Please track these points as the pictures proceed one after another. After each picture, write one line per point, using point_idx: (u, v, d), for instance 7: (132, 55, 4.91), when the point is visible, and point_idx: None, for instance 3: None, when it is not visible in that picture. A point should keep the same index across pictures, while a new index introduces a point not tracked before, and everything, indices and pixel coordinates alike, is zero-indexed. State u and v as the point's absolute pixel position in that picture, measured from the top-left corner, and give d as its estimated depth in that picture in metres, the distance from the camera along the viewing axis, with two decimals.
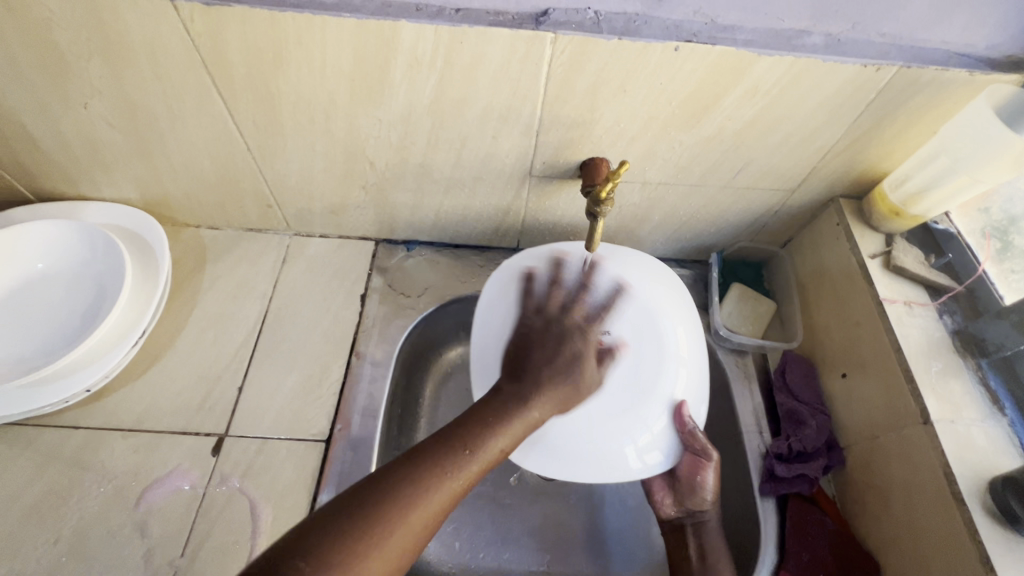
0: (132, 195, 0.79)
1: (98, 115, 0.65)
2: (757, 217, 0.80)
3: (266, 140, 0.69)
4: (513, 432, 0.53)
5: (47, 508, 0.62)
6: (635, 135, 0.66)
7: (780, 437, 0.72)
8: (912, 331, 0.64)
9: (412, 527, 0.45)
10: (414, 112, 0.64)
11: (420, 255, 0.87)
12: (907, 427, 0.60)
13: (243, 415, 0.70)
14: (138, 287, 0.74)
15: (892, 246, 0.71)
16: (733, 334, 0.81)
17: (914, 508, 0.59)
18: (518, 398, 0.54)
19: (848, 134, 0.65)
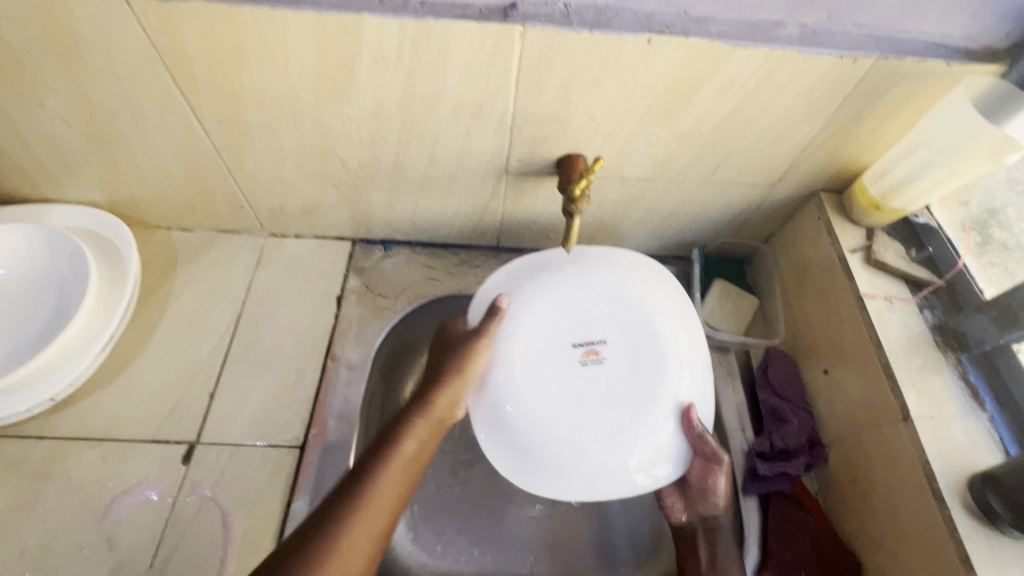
0: (98, 197, 0.77)
1: (56, 115, 0.63)
2: (738, 212, 0.79)
3: (233, 139, 0.67)
4: (426, 426, 0.62)
5: (10, 521, 0.61)
6: (610, 130, 0.64)
7: (762, 434, 0.71)
8: (892, 327, 0.64)
9: (388, 496, 0.57)
10: (383, 109, 0.62)
11: (398, 255, 0.85)
12: (887, 424, 0.60)
13: (215, 421, 0.69)
14: (105, 291, 0.72)
15: (873, 241, 0.70)
16: (715, 331, 0.80)
17: (895, 506, 0.58)
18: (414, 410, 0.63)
19: (827, 127, 0.64)
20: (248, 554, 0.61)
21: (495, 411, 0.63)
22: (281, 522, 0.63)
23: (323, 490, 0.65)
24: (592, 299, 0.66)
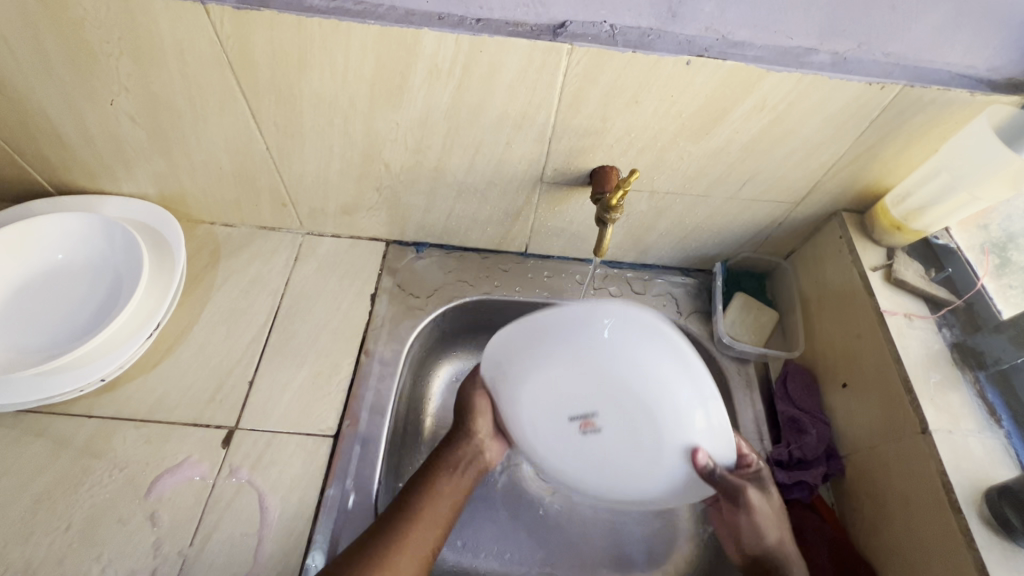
0: (149, 190, 0.80)
1: (122, 111, 0.67)
2: (761, 228, 0.81)
3: (285, 140, 0.70)
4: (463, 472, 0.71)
5: (59, 493, 0.63)
6: (644, 145, 0.68)
7: (781, 444, 0.73)
8: (911, 343, 0.66)
9: (432, 526, 0.65)
10: (432, 117, 0.65)
11: (429, 257, 0.89)
12: (906, 436, 0.62)
13: (254, 408, 0.72)
14: (155, 279, 0.75)
15: (893, 260, 0.72)
16: (736, 342, 0.82)
17: (912, 519, 0.60)
18: (453, 447, 0.72)
19: (852, 150, 0.67)
20: (284, 536, 0.63)
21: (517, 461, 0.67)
22: (315, 508, 0.65)
23: (355, 479, 0.68)
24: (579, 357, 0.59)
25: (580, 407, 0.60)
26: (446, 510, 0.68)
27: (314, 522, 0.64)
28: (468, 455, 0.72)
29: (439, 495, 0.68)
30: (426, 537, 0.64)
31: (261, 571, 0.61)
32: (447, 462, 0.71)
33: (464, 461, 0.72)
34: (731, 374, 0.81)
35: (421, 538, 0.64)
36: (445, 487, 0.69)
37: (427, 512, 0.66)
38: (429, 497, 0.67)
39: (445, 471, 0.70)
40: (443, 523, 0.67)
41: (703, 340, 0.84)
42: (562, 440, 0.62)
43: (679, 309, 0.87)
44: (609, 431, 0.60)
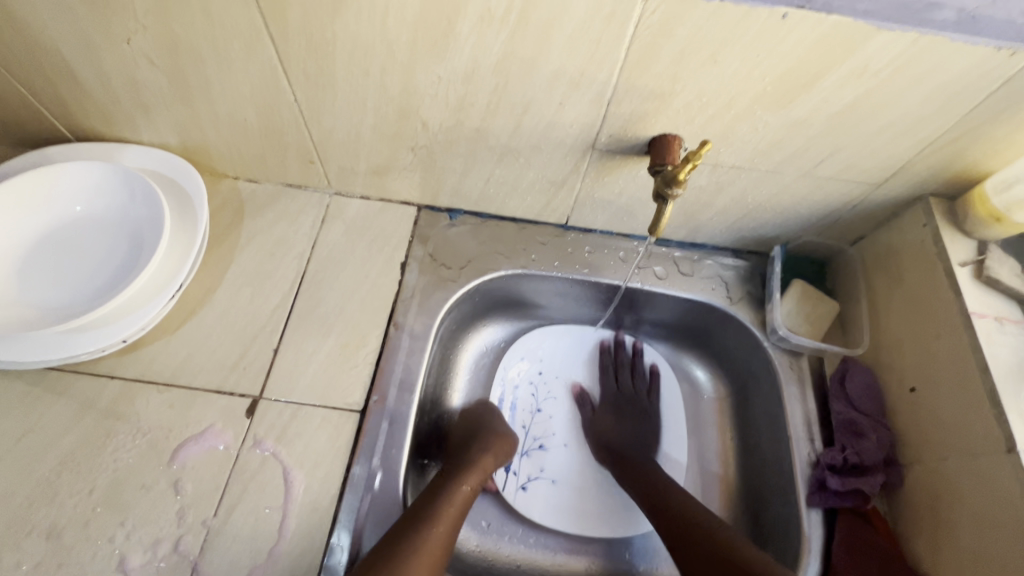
0: (171, 140, 0.75)
1: (139, 52, 0.61)
2: (830, 210, 0.74)
3: (315, 92, 0.64)
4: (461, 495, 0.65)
5: (82, 456, 0.62)
6: (715, 112, 0.60)
7: (834, 447, 0.68)
8: (1001, 350, 0.59)
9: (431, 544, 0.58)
10: (478, 71, 0.58)
11: (463, 225, 0.83)
12: (986, 453, 0.56)
13: (278, 378, 0.69)
14: (177, 238, 0.71)
15: (985, 255, 0.65)
16: (791, 334, 0.76)
17: (985, 542, 0.55)
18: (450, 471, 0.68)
19: (957, 127, 0.58)
20: (309, 513, 0.61)
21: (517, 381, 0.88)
22: (341, 486, 0.63)
23: (382, 457, 0.65)
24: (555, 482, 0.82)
25: (571, 467, 0.84)
26: (437, 552, 0.58)
27: (340, 500, 0.62)
28: (472, 488, 0.67)
29: (436, 531, 0.59)
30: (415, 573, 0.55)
31: (286, 547, 0.59)
32: (448, 496, 0.64)
33: (470, 487, 0.67)
34: (783, 367, 0.75)
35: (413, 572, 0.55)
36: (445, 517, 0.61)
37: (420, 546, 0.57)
38: (425, 533, 0.59)
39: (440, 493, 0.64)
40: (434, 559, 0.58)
41: (753, 329, 0.78)
42: (566, 444, 0.86)
43: (729, 294, 0.81)
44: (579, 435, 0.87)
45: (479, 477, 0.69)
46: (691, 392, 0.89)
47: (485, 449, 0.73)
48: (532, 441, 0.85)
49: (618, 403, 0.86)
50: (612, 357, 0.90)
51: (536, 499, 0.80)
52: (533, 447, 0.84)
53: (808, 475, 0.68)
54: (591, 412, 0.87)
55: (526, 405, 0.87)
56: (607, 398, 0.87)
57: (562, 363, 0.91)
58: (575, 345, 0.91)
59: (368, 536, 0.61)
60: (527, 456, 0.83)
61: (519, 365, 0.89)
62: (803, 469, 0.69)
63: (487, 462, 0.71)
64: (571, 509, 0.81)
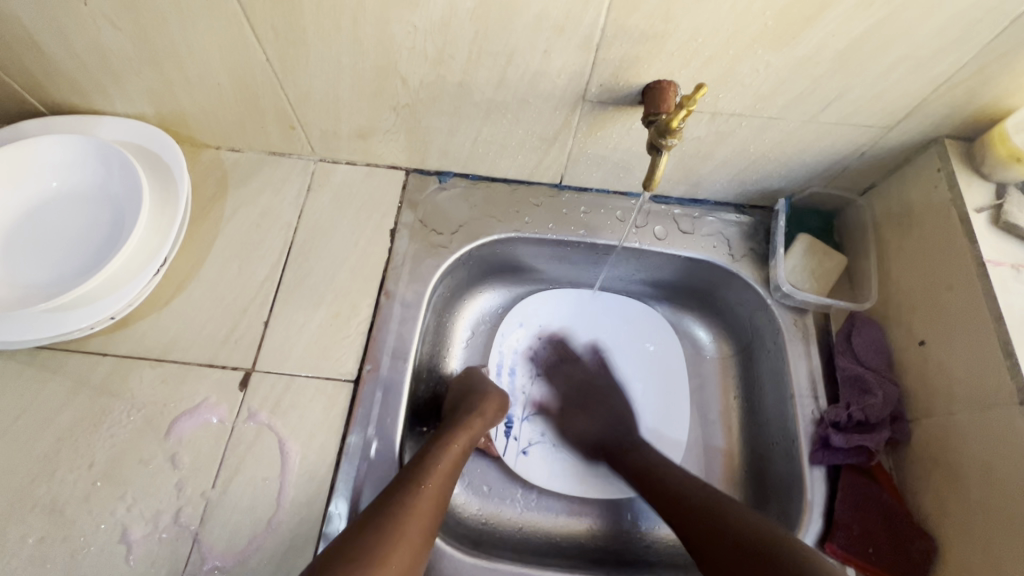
0: (146, 110, 0.73)
1: (99, 14, 0.58)
2: (838, 158, 0.69)
3: (287, 50, 0.61)
4: (453, 454, 0.63)
5: (79, 433, 0.62)
6: (712, 53, 0.56)
7: (839, 404, 0.66)
8: (1018, 300, 0.56)
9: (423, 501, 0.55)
10: (456, 18, 0.54)
11: (453, 188, 0.80)
12: (997, 406, 0.54)
13: (270, 350, 0.68)
14: (159, 211, 0.69)
15: (1004, 199, 0.61)
16: (796, 290, 0.73)
17: (992, 493, 0.53)
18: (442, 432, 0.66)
19: (978, 58, 0.54)
20: (306, 483, 0.61)
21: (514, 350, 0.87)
22: (337, 455, 0.63)
23: (377, 426, 0.65)
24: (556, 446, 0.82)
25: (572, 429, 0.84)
26: (430, 509, 0.56)
27: (336, 469, 0.62)
28: (464, 446, 0.65)
29: (429, 490, 0.57)
30: (408, 534, 0.52)
31: (284, 516, 0.59)
32: (438, 454, 0.62)
33: (462, 444, 0.65)
34: (787, 325, 0.73)
35: (406, 533, 0.52)
36: (437, 476, 0.59)
37: (412, 507, 0.54)
38: (416, 493, 0.56)
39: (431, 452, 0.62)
40: (427, 518, 0.55)
41: (756, 287, 0.76)
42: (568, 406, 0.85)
43: (731, 251, 0.78)
44: None
45: (472, 434, 0.67)
46: (694, 353, 0.87)
47: (474, 408, 0.70)
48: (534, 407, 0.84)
49: (582, 396, 0.85)
50: (554, 350, 0.89)
51: (539, 461, 0.80)
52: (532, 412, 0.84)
53: (811, 432, 0.67)
54: (555, 417, 0.85)
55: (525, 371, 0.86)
56: (569, 394, 0.86)
57: (561, 329, 0.89)
58: (574, 311, 0.89)
59: (365, 502, 0.61)
60: (527, 420, 0.83)
61: (518, 331, 0.88)
62: (806, 426, 0.67)
63: (477, 418, 0.69)
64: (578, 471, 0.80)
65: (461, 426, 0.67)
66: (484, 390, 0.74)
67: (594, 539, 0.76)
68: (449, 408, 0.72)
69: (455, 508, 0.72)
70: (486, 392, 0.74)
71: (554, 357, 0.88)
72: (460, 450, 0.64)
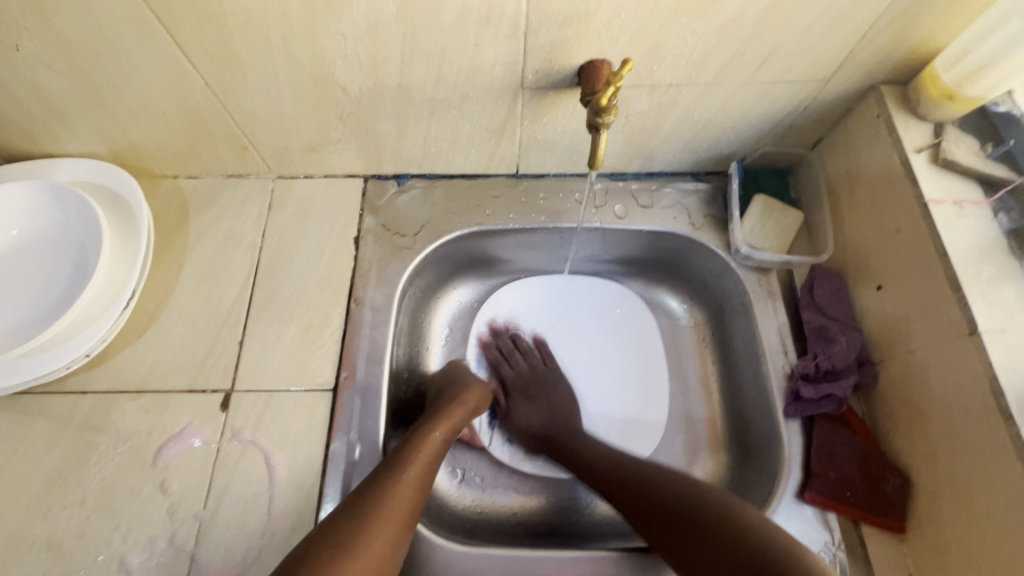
0: (98, 148, 0.73)
1: (33, 58, 0.58)
2: (782, 116, 0.70)
3: (224, 73, 0.61)
4: (434, 442, 0.64)
5: (68, 470, 0.63)
6: (638, 28, 0.56)
7: (807, 356, 0.68)
8: (961, 234, 0.57)
9: (402, 489, 0.56)
10: (382, 22, 0.55)
11: (412, 190, 0.81)
12: (950, 339, 0.55)
13: (247, 370, 0.69)
14: (122, 246, 0.70)
15: (942, 137, 0.62)
16: (755, 251, 0.74)
17: (953, 426, 0.55)
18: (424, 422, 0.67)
19: (896, 3, 0.54)
20: (295, 492, 0.62)
21: (493, 341, 0.88)
22: (322, 463, 0.64)
23: (359, 430, 0.66)
24: None
25: None
26: (408, 499, 0.56)
27: (323, 477, 0.63)
28: (445, 437, 0.66)
29: (408, 481, 0.57)
30: (386, 524, 0.53)
31: (276, 526, 0.61)
32: (418, 445, 0.63)
33: (443, 436, 0.65)
34: (752, 286, 0.74)
35: (383, 522, 0.53)
36: (416, 466, 0.60)
37: (390, 497, 0.55)
38: (394, 484, 0.57)
39: (413, 441, 0.63)
40: (406, 508, 0.56)
41: (718, 252, 0.77)
42: None
43: (691, 220, 0.79)
44: None
45: (454, 423, 0.68)
46: (669, 324, 0.88)
47: (453, 399, 0.71)
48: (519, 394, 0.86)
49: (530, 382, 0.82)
50: (530, 356, 0.85)
51: (525, 447, 0.82)
52: None
53: (784, 387, 0.68)
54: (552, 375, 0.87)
55: None
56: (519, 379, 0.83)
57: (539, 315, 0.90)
58: (548, 296, 0.90)
59: (356, 483, 0.64)
60: (512, 408, 0.84)
61: (496, 323, 0.88)
62: (779, 382, 0.69)
63: (457, 408, 0.70)
64: None
65: (442, 416, 0.68)
66: (466, 382, 0.75)
67: (588, 515, 0.77)
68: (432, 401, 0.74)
69: (449, 503, 0.74)
70: (469, 383, 0.75)
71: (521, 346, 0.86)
72: (441, 440, 0.65)
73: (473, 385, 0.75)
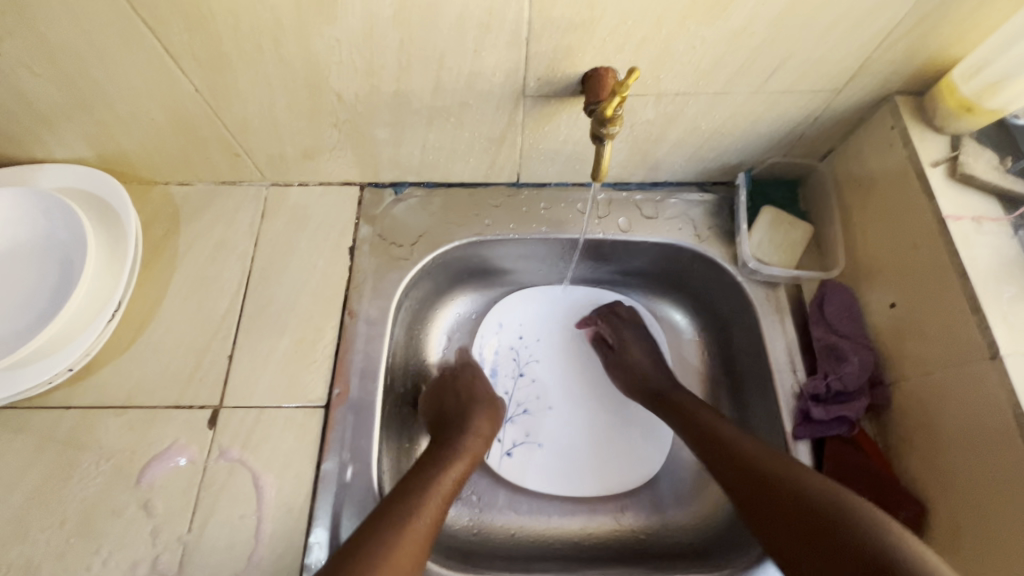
0: (86, 153, 0.71)
1: (15, 61, 0.56)
2: (792, 126, 0.68)
3: (215, 79, 0.59)
4: (447, 483, 0.61)
5: (48, 489, 0.61)
6: (645, 35, 0.54)
7: (817, 376, 0.66)
8: (979, 252, 0.55)
9: (411, 536, 0.54)
10: (378, 27, 0.53)
11: (409, 199, 0.79)
12: (969, 362, 0.53)
13: (237, 385, 0.66)
14: (109, 255, 0.68)
15: (959, 151, 0.60)
16: (763, 266, 0.72)
17: (973, 453, 0.53)
18: (438, 458, 0.65)
19: (914, 12, 0.52)
20: (284, 514, 0.60)
21: (495, 352, 0.86)
22: (313, 483, 0.62)
23: (352, 448, 0.64)
24: (540, 447, 0.81)
25: (560, 430, 0.83)
26: (418, 547, 0.54)
27: (314, 498, 0.61)
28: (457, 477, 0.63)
29: (419, 527, 0.55)
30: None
31: (264, 550, 0.58)
32: (431, 484, 0.60)
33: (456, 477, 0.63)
34: (760, 301, 0.72)
35: (389, 572, 0.51)
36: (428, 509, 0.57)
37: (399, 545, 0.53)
38: (402, 531, 0.54)
39: (425, 480, 0.61)
40: (413, 556, 0.54)
41: (724, 265, 0.74)
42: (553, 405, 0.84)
43: (697, 231, 0.76)
44: (563, 396, 0.85)
45: (467, 461, 0.65)
46: (673, 338, 0.86)
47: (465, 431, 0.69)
48: (519, 408, 0.83)
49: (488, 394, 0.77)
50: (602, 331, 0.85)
51: (522, 464, 0.79)
52: (517, 413, 0.83)
53: (793, 407, 0.66)
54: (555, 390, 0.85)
55: (507, 372, 0.85)
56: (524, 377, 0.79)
57: (541, 327, 0.88)
58: (549, 309, 0.88)
59: (347, 533, 0.60)
60: (511, 422, 0.82)
61: (498, 332, 0.86)
62: (787, 401, 0.66)
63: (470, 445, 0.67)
64: (565, 472, 0.79)
65: (457, 453, 0.65)
66: (480, 413, 0.73)
67: (588, 538, 0.74)
68: (441, 426, 0.71)
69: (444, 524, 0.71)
70: (484, 416, 0.73)
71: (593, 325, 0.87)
72: (454, 481, 0.63)
73: (488, 419, 0.72)
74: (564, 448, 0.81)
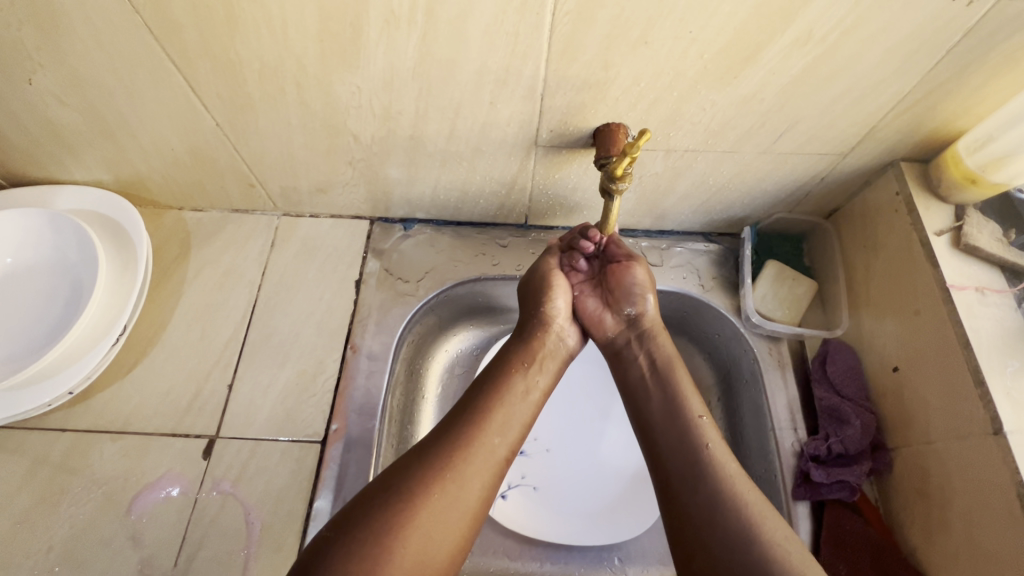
0: (104, 177, 0.72)
1: (45, 91, 0.58)
2: (798, 185, 0.69)
3: (237, 116, 0.61)
4: (513, 425, 0.59)
5: (37, 514, 0.60)
6: (656, 97, 0.56)
7: (818, 436, 0.65)
8: (983, 323, 0.55)
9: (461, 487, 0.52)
10: (398, 77, 0.55)
11: (418, 235, 0.79)
12: (972, 435, 0.53)
13: (234, 415, 0.66)
14: (118, 278, 0.69)
15: (963, 220, 0.61)
16: (766, 320, 0.73)
17: (974, 528, 0.52)
18: (508, 384, 0.61)
19: (920, 86, 0.54)
20: (273, 553, 0.59)
21: None
22: (304, 521, 0.61)
23: (345, 487, 0.63)
24: (535, 490, 0.79)
25: (556, 473, 0.81)
26: (471, 501, 0.53)
27: (304, 536, 0.60)
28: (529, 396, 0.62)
29: (473, 476, 0.54)
30: (439, 519, 0.50)
31: None
32: (494, 425, 0.58)
33: (533, 398, 0.62)
34: (763, 355, 0.72)
35: (444, 508, 0.51)
36: (482, 451, 0.55)
37: (458, 481, 0.52)
38: (453, 485, 0.52)
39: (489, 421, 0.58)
40: (465, 506, 0.52)
41: (728, 316, 0.75)
42: (549, 446, 0.82)
43: (701, 281, 0.77)
44: (560, 437, 0.83)
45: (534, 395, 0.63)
46: None
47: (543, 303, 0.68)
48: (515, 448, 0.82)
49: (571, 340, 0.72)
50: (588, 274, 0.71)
51: (515, 509, 0.77)
52: None
53: (792, 467, 0.65)
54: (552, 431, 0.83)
55: None
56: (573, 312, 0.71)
57: None
58: None
59: None
60: None
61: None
62: (787, 461, 0.66)
63: (550, 347, 0.67)
64: (558, 519, 0.77)
65: (527, 382, 0.63)
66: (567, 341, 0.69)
67: None
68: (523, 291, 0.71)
69: None
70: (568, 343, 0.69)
71: (582, 258, 0.70)
72: (521, 425, 0.60)
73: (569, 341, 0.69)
74: (558, 493, 0.79)
